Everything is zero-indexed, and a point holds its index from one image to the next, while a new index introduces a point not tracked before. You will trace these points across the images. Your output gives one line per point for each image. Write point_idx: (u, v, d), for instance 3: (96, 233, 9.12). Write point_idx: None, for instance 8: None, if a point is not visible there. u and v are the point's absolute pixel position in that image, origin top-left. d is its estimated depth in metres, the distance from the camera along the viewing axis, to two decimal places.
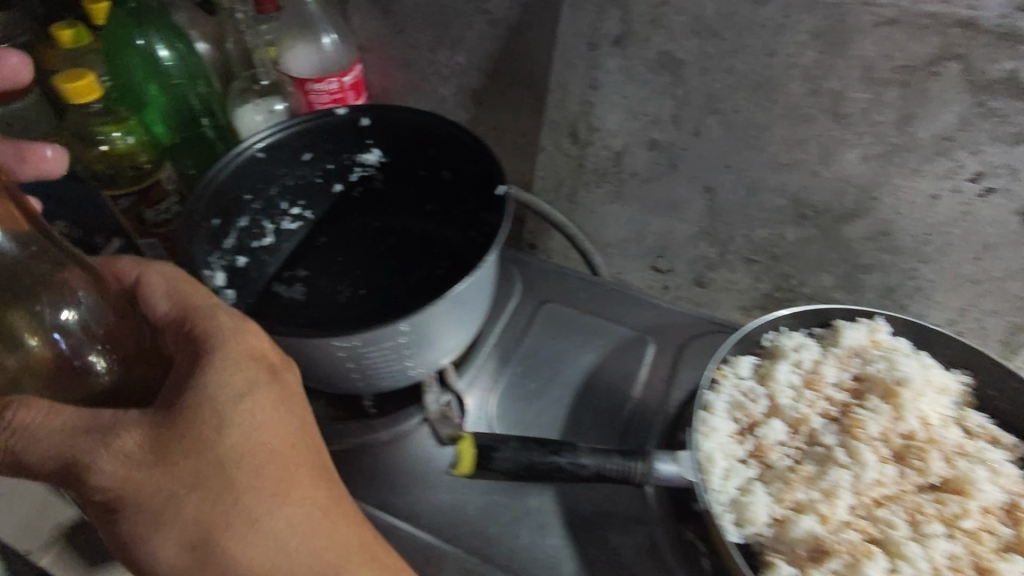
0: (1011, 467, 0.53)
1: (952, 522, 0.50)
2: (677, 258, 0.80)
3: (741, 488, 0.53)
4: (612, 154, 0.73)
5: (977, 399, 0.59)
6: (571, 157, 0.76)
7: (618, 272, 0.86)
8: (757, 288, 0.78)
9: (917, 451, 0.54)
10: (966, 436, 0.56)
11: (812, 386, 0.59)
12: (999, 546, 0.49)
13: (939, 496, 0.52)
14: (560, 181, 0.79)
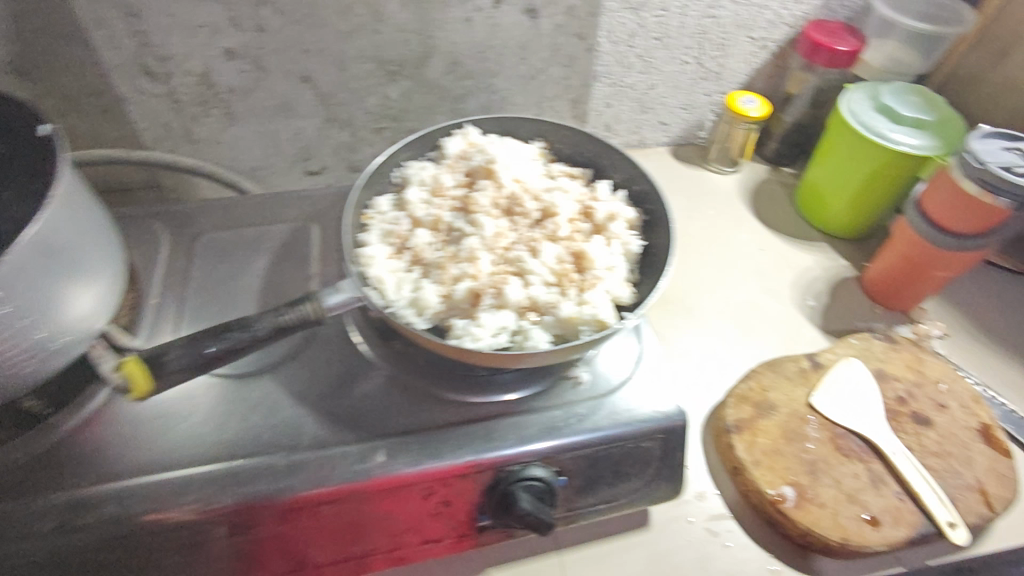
0: (607, 192, 0.68)
1: (580, 240, 0.63)
2: (468, 96, 0.85)
3: (466, 253, 0.61)
4: (368, 15, 0.74)
5: (585, 175, 0.71)
6: (334, 32, 0.75)
7: (421, 129, 0.87)
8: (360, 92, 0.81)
9: (549, 209, 0.65)
10: (585, 193, 0.68)
11: (490, 178, 0.67)
12: (604, 241, 0.64)
13: (577, 222, 0.65)
14: (301, 128, 0.83)
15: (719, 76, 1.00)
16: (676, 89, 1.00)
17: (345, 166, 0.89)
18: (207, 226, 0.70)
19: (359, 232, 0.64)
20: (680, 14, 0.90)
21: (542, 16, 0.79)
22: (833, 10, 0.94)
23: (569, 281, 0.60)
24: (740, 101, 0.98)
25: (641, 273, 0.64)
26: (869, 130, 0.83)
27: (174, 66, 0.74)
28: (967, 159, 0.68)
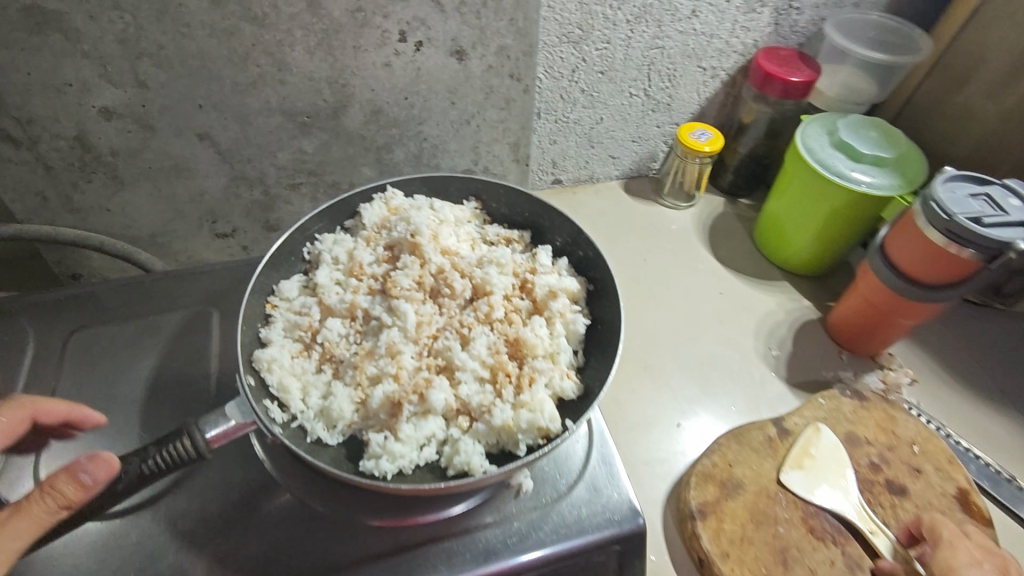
0: (549, 260, 0.60)
1: (517, 322, 0.55)
2: (394, 145, 0.76)
3: (385, 349, 0.52)
4: (269, 64, 0.65)
5: (524, 238, 0.64)
6: (231, 84, 0.65)
7: (344, 182, 0.78)
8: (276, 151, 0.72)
9: (482, 285, 0.57)
10: (524, 260, 0.60)
11: (415, 252, 0.59)
12: (546, 321, 0.56)
13: (514, 299, 0.57)
14: (206, 190, 0.73)
15: (669, 107, 0.94)
16: (625, 121, 0.94)
17: (262, 226, 0.80)
18: (79, 322, 0.60)
19: (261, 325, 0.55)
20: (624, 46, 0.83)
21: (471, 58, 0.71)
22: (785, 37, 0.89)
23: (504, 377, 0.51)
24: (692, 134, 0.92)
25: (588, 353, 0.57)
26: (827, 170, 0.78)
27: (42, 128, 0.63)
28: (935, 209, 0.63)
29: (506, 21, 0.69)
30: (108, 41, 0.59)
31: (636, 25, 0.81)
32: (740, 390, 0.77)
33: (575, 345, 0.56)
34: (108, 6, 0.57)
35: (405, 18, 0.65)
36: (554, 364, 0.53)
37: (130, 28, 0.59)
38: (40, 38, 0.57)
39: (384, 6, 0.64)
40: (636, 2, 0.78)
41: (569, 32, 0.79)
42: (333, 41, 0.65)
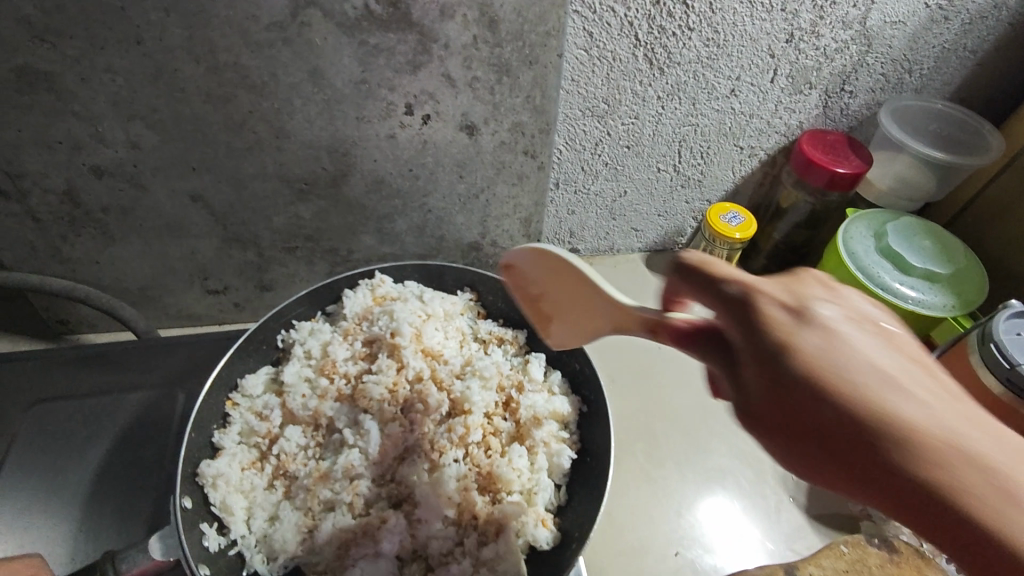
0: (541, 374, 0.57)
1: (494, 452, 0.52)
2: (396, 215, 0.72)
3: (342, 473, 0.51)
4: (267, 131, 0.62)
5: (518, 339, 0.61)
6: (226, 148, 0.62)
7: (342, 249, 0.75)
8: (270, 217, 0.69)
9: (460, 402, 0.54)
10: (513, 370, 0.57)
11: (394, 355, 0.57)
12: (527, 451, 0.52)
13: (495, 419, 0.54)
14: (197, 248, 0.71)
15: (700, 184, 0.87)
16: (650, 196, 0.87)
17: (255, 286, 0.77)
18: (43, 393, 0.58)
19: (218, 427, 0.53)
20: (653, 122, 0.77)
21: (482, 133, 0.66)
22: (834, 120, 0.81)
23: (470, 522, 0.48)
24: (722, 216, 0.85)
25: (571, 490, 0.52)
26: (871, 281, 0.70)
27: (32, 183, 0.61)
28: (997, 353, 0.54)
29: (522, 98, 0.64)
30: (100, 102, 0.57)
31: (667, 102, 0.75)
32: (751, 518, 0.68)
33: (557, 480, 0.52)
34: (100, 69, 0.55)
35: (413, 92, 0.61)
36: (529, 507, 0.49)
37: (123, 91, 0.56)
38: (31, 98, 0.55)
39: (391, 79, 0.60)
40: (669, 79, 0.72)
41: (593, 106, 0.73)
42: (335, 111, 0.61)
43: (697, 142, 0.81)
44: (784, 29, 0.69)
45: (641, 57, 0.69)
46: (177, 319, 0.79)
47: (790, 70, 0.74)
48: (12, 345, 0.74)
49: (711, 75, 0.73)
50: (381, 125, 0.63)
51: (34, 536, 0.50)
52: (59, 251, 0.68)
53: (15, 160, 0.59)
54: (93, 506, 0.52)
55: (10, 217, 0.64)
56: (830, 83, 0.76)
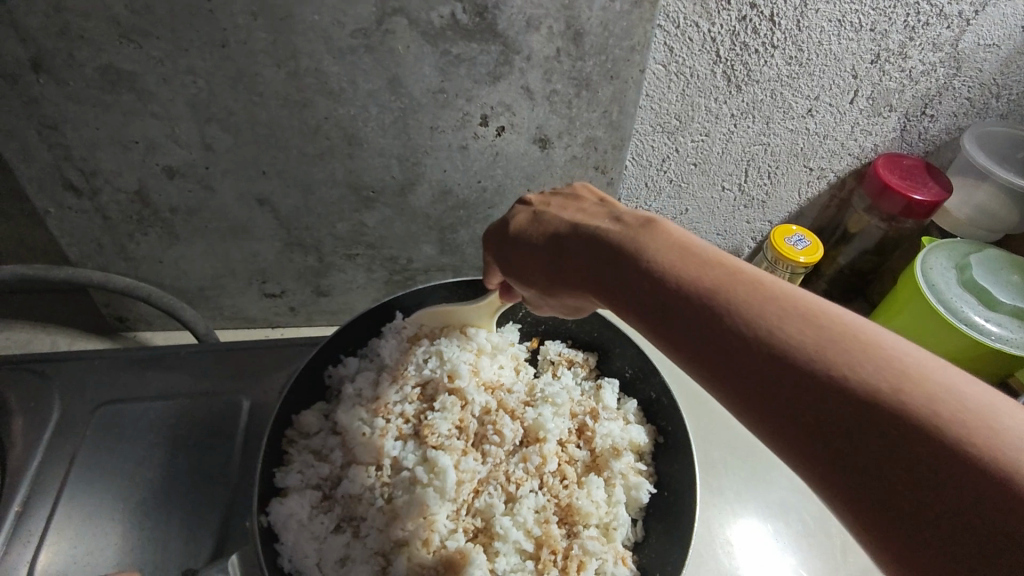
0: (616, 403, 0.60)
1: (571, 483, 0.55)
2: (459, 226, 0.71)
3: (414, 512, 0.51)
4: (340, 138, 0.61)
5: (588, 361, 0.63)
6: (298, 153, 0.61)
7: (402, 257, 0.74)
8: (334, 223, 0.68)
9: (535, 431, 0.57)
10: (586, 397, 0.60)
11: (454, 393, 0.58)
12: (605, 482, 0.55)
13: (570, 447, 0.57)
14: (259, 252, 0.70)
15: (764, 204, 0.84)
16: (711, 215, 0.85)
17: (312, 291, 0.76)
18: (110, 394, 0.58)
19: (278, 466, 0.53)
20: (723, 140, 0.75)
21: (555, 147, 0.65)
22: (910, 144, 0.78)
23: (550, 556, 0.50)
24: (787, 239, 0.82)
25: (648, 524, 0.54)
26: (953, 315, 0.67)
27: (105, 181, 0.61)
28: None
29: (598, 113, 0.62)
30: (179, 104, 0.56)
31: (740, 120, 0.73)
32: (819, 556, 0.66)
33: (634, 513, 0.55)
34: (182, 71, 0.54)
35: (490, 103, 0.60)
36: (608, 542, 0.52)
37: (202, 94, 0.56)
38: (112, 97, 0.55)
39: (469, 89, 0.58)
40: (746, 97, 0.70)
41: (665, 122, 0.71)
42: (410, 120, 0.60)
43: (765, 162, 0.78)
44: (870, 50, 0.67)
45: (720, 74, 0.67)
46: (232, 320, 0.79)
47: (872, 91, 0.71)
48: (71, 340, 0.74)
49: (790, 93, 0.70)
50: (454, 135, 0.62)
51: (102, 543, 0.49)
52: (124, 249, 0.68)
53: (90, 158, 0.59)
54: (160, 514, 0.51)
55: (79, 214, 0.64)
56: (911, 106, 0.74)
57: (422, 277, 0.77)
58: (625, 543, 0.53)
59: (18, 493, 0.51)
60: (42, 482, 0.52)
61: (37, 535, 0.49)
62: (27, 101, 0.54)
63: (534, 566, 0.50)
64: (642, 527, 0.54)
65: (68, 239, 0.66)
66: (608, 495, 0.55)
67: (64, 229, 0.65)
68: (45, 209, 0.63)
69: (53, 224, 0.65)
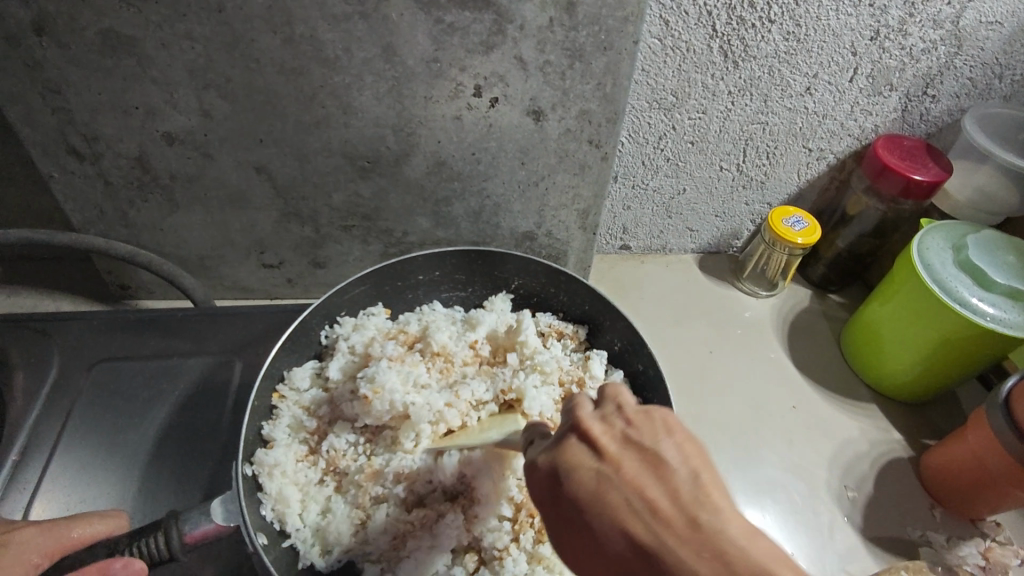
0: (602, 371, 0.59)
1: None
2: (454, 199, 0.72)
3: (394, 472, 0.52)
4: (335, 106, 0.61)
5: (578, 334, 0.64)
6: (294, 122, 0.62)
7: (397, 230, 0.74)
8: (329, 193, 0.69)
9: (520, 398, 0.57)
10: (574, 367, 0.61)
11: (441, 361, 0.60)
12: None
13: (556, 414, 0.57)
14: (256, 222, 0.72)
15: (763, 186, 0.84)
16: (710, 196, 0.85)
17: (308, 262, 0.77)
18: (107, 352, 0.59)
19: (266, 420, 0.54)
20: (720, 118, 0.74)
21: (548, 119, 0.65)
22: (912, 125, 0.78)
23: (527, 518, 0.50)
24: (785, 220, 0.81)
25: None
26: (947, 295, 0.67)
27: (106, 146, 0.63)
28: None
29: (592, 85, 0.62)
30: (177, 69, 0.57)
31: (738, 97, 0.72)
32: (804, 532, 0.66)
33: None
34: (180, 36, 0.55)
35: (483, 73, 0.60)
36: None
37: (200, 59, 0.57)
38: (112, 62, 0.56)
39: (462, 59, 0.59)
40: (743, 73, 0.70)
41: (661, 98, 0.71)
42: (404, 89, 0.61)
43: (763, 141, 0.78)
44: (869, 26, 0.66)
45: (716, 49, 0.67)
46: (231, 290, 0.81)
47: (872, 70, 0.71)
48: (74, 305, 0.76)
49: (788, 70, 0.70)
50: (448, 105, 0.63)
51: (95, 492, 0.51)
52: (126, 215, 0.69)
53: (92, 122, 0.60)
54: (152, 467, 0.53)
55: (82, 179, 0.65)
56: (912, 85, 0.73)
57: (417, 250, 0.77)
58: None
59: (16, 443, 0.53)
60: (39, 434, 0.54)
61: (33, 482, 0.51)
62: (30, 64, 0.55)
63: (510, 527, 0.50)
64: None
65: (71, 205, 0.68)
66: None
67: (69, 194, 0.67)
68: (50, 174, 0.65)
69: (58, 190, 0.66)
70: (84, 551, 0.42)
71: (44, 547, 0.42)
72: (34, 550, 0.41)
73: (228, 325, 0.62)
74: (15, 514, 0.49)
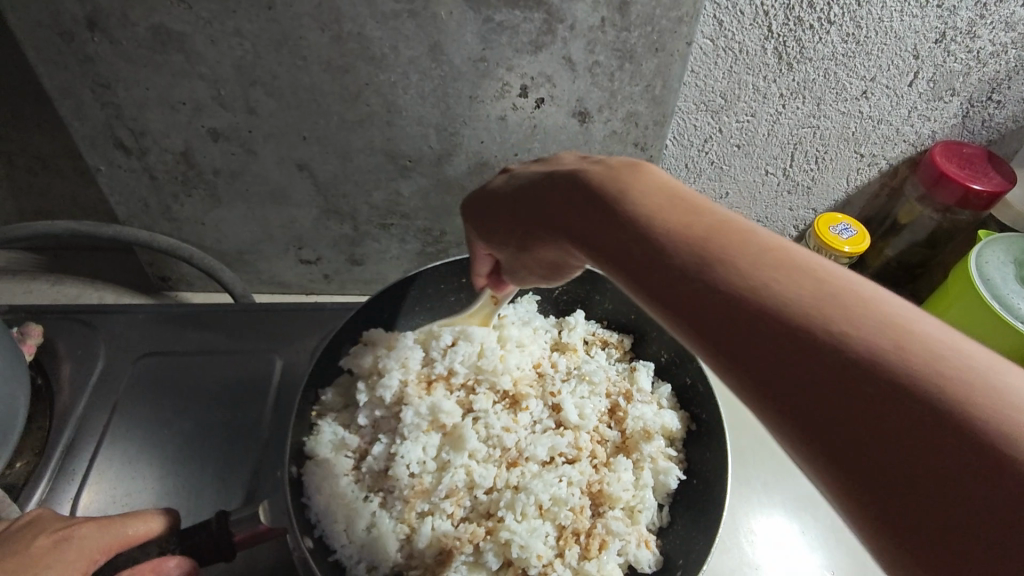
0: (649, 386, 0.59)
1: (601, 465, 0.54)
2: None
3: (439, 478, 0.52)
4: (380, 105, 0.61)
5: (623, 344, 0.63)
6: (338, 120, 0.62)
7: (435, 229, 0.74)
8: (369, 191, 0.69)
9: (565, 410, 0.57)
10: (621, 378, 0.60)
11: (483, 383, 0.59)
12: (633, 464, 0.54)
13: (603, 427, 0.57)
14: (296, 218, 0.72)
15: (809, 191, 0.81)
16: (754, 201, 0.82)
17: (346, 259, 0.77)
18: (152, 347, 0.60)
19: (309, 434, 0.54)
20: (770, 121, 0.72)
21: (595, 121, 0.63)
22: (972, 132, 0.74)
23: (574, 535, 0.50)
24: (832, 228, 0.79)
25: (674, 510, 0.53)
26: (1008, 312, 0.64)
27: (153, 141, 0.63)
28: None
29: (641, 87, 0.60)
30: (225, 66, 0.57)
31: (789, 100, 0.70)
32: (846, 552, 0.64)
33: (661, 499, 0.53)
34: (229, 32, 0.54)
35: (531, 73, 0.59)
36: (632, 525, 0.51)
37: (248, 56, 0.56)
38: (161, 57, 0.56)
39: (510, 58, 0.57)
40: (797, 76, 0.67)
41: (709, 100, 0.69)
42: (449, 88, 0.60)
43: (813, 146, 0.75)
44: (935, 28, 0.63)
45: (770, 50, 0.64)
46: (268, 285, 0.81)
47: (934, 74, 0.68)
48: (117, 296, 0.77)
49: (845, 73, 0.67)
50: (493, 105, 0.61)
51: (141, 487, 0.52)
52: (169, 209, 0.70)
53: (140, 117, 0.61)
54: (196, 463, 0.53)
55: (129, 172, 0.66)
56: (976, 90, 0.69)
57: (454, 250, 0.77)
58: (649, 527, 0.52)
59: (63, 435, 0.53)
60: (87, 426, 0.54)
61: (81, 474, 0.52)
62: (82, 59, 0.56)
63: (556, 543, 0.50)
64: (668, 513, 0.53)
65: (118, 197, 0.68)
66: (635, 478, 0.53)
67: (115, 187, 0.67)
68: (97, 168, 0.65)
69: (104, 183, 0.67)
70: (137, 550, 0.42)
71: (102, 543, 0.41)
72: (94, 546, 0.41)
73: (269, 323, 0.63)
74: (65, 504, 0.50)
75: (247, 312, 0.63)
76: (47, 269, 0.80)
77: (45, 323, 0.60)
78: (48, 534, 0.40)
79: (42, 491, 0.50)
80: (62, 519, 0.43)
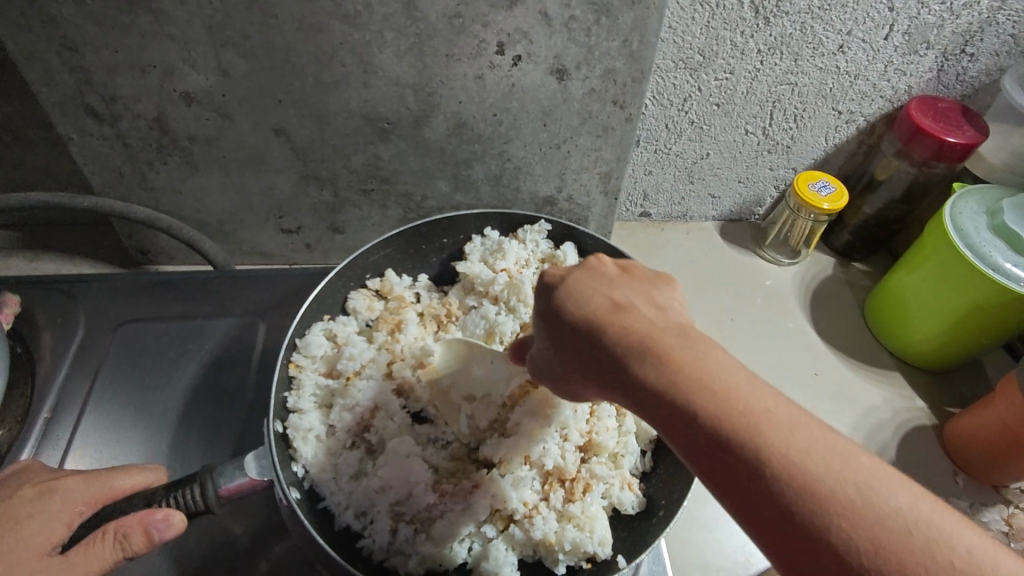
0: None
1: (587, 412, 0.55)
2: (474, 162, 0.70)
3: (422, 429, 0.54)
4: (355, 65, 0.60)
5: None
6: (313, 82, 0.61)
7: (416, 194, 0.74)
8: (348, 156, 0.68)
9: None
10: None
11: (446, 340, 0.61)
12: (616, 412, 0.55)
13: None
14: (274, 184, 0.71)
15: (788, 150, 0.81)
16: (734, 160, 0.82)
17: (327, 227, 0.77)
18: (133, 313, 0.60)
19: (288, 390, 0.54)
20: (749, 78, 0.72)
21: (573, 79, 0.63)
22: (947, 86, 0.75)
23: (558, 480, 0.51)
24: (811, 185, 0.79)
25: (657, 456, 0.54)
26: (980, 260, 0.65)
27: (125, 107, 0.62)
28: None
29: (619, 42, 0.60)
30: (195, 26, 0.56)
31: (767, 56, 0.70)
32: None
33: (644, 445, 0.55)
34: None
35: (507, 30, 0.58)
36: (616, 469, 0.52)
37: (218, 15, 0.55)
38: (129, 18, 0.55)
39: (486, 14, 0.57)
40: (774, 31, 0.67)
41: (687, 57, 0.69)
42: (425, 47, 0.59)
43: (790, 103, 0.75)
44: None
45: (747, 4, 0.64)
46: (251, 255, 0.81)
47: (909, 27, 0.68)
48: (96, 270, 0.76)
49: (821, 27, 0.67)
50: (471, 63, 0.61)
51: (127, 450, 0.52)
52: (145, 178, 0.69)
53: (109, 82, 0.60)
54: (181, 426, 0.53)
55: (101, 141, 0.65)
56: (951, 44, 0.70)
57: (436, 215, 0.77)
58: (632, 472, 0.53)
59: (46, 402, 0.53)
60: (69, 392, 0.54)
61: (65, 436, 0.52)
62: (46, 22, 0.54)
63: (541, 488, 0.52)
64: (651, 458, 0.54)
65: (91, 167, 0.67)
66: (619, 425, 0.55)
67: (87, 157, 0.66)
68: (67, 137, 0.64)
69: (77, 152, 0.66)
70: (125, 504, 0.42)
71: (87, 495, 0.42)
72: (78, 498, 0.42)
73: (250, 288, 0.63)
74: (51, 465, 0.50)
75: (228, 278, 0.63)
76: (24, 245, 0.78)
77: (22, 293, 0.59)
78: (35, 486, 0.42)
79: (27, 455, 0.50)
80: (51, 473, 0.44)
